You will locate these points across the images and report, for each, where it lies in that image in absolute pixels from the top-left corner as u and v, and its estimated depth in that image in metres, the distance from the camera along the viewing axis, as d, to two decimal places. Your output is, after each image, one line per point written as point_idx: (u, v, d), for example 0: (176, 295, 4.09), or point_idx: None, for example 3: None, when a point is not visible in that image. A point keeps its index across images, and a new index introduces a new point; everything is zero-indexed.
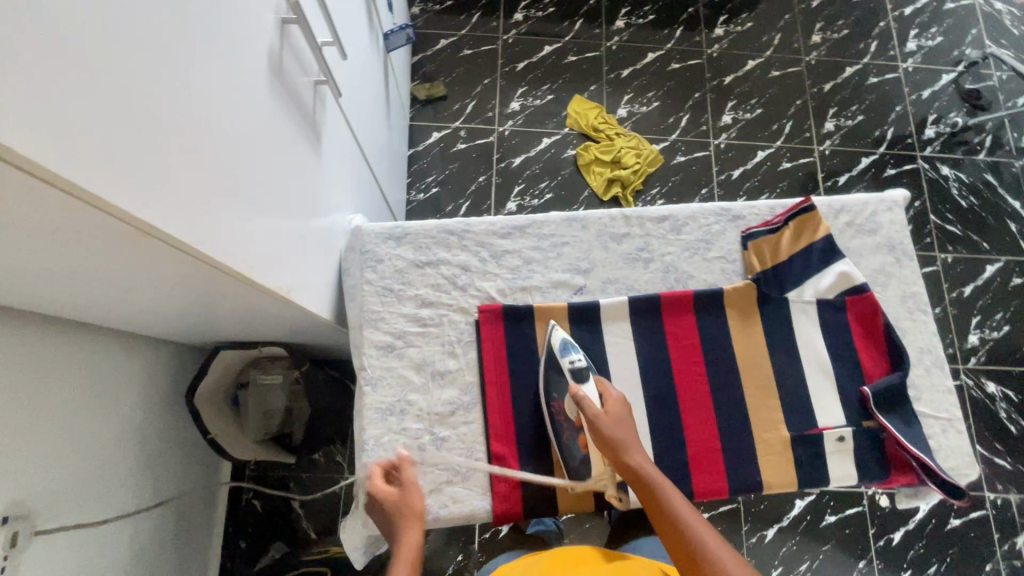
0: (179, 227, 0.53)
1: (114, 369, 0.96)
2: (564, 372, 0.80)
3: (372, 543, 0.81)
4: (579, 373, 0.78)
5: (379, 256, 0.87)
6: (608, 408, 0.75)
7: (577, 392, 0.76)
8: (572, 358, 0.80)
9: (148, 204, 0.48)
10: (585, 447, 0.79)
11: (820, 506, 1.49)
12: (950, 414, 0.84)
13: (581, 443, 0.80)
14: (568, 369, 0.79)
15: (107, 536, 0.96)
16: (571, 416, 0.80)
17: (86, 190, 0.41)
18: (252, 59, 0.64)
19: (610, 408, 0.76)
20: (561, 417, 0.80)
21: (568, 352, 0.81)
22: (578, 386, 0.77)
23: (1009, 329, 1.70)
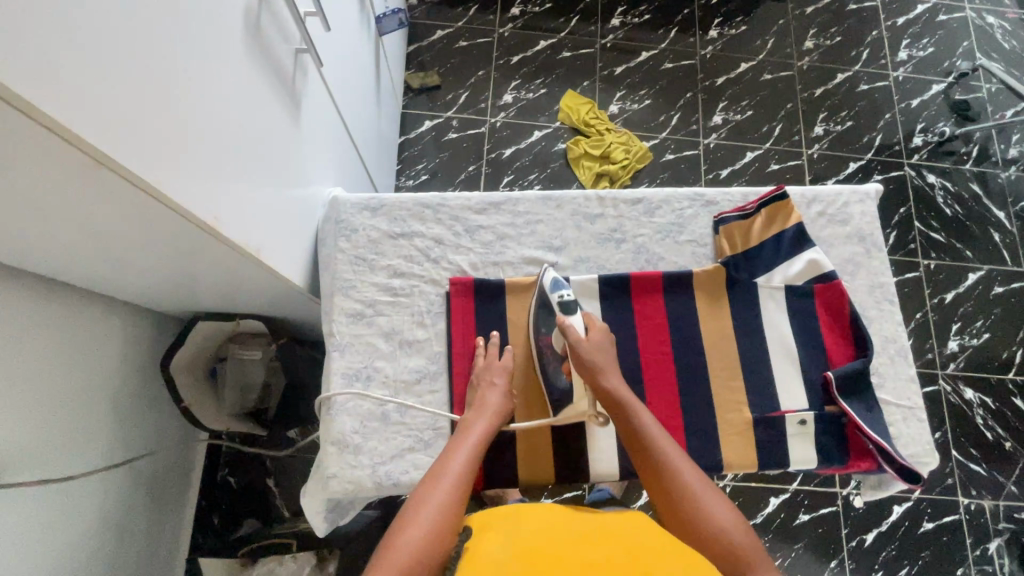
0: (135, 162, 0.53)
1: (92, 332, 0.97)
2: (553, 307, 0.84)
3: (334, 510, 0.81)
4: (568, 306, 0.82)
5: (354, 226, 0.88)
6: (592, 336, 0.81)
7: (565, 322, 0.80)
8: (562, 293, 0.83)
9: (99, 133, 0.48)
10: (569, 375, 0.84)
11: (795, 504, 1.50)
12: (911, 402, 0.85)
13: (565, 372, 0.84)
14: (557, 302, 0.82)
15: (75, 496, 0.96)
16: (557, 348, 0.84)
17: (31, 107, 0.42)
18: (226, 13, 0.65)
19: (594, 336, 0.81)
20: (549, 351, 0.84)
21: (559, 288, 0.84)
22: (565, 317, 0.81)
23: (989, 337, 1.71)
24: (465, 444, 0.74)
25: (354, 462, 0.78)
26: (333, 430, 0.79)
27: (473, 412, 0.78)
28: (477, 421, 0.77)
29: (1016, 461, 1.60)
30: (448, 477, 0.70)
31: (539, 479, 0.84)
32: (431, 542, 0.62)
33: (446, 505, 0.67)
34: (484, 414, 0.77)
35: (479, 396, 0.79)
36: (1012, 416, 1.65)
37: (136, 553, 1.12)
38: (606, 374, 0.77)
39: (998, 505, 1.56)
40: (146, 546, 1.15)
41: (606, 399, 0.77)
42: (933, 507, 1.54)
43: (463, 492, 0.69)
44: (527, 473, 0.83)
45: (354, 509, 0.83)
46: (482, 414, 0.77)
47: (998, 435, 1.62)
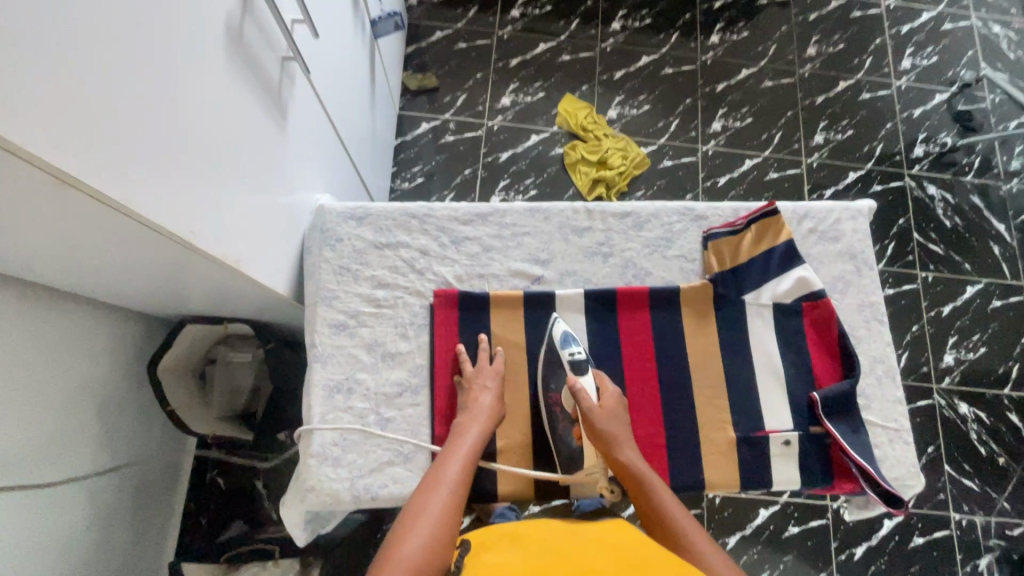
0: (101, 180, 0.52)
1: (79, 336, 0.97)
2: (564, 365, 0.83)
3: (313, 521, 0.81)
4: (579, 365, 0.82)
5: (340, 235, 0.88)
6: (605, 404, 0.80)
7: (576, 385, 0.79)
8: (572, 350, 0.82)
9: (61, 151, 0.48)
10: (579, 439, 0.82)
11: (784, 516, 1.49)
12: (898, 424, 0.84)
13: (575, 435, 0.82)
14: (568, 361, 0.82)
15: (60, 500, 0.96)
16: (567, 408, 0.83)
17: None
18: (207, 25, 0.64)
19: (606, 402, 0.80)
20: (558, 410, 0.83)
21: (569, 345, 0.83)
22: (576, 377, 0.81)
23: (985, 351, 1.70)
24: (459, 451, 0.75)
25: (333, 474, 0.78)
26: (313, 442, 0.79)
27: (465, 418, 0.79)
28: (471, 427, 0.78)
29: (1009, 477, 1.59)
30: (445, 485, 0.71)
31: (515, 493, 0.83)
32: (435, 552, 0.63)
33: (445, 511, 0.68)
34: (477, 420, 0.79)
35: (470, 399, 0.80)
36: (1006, 431, 1.64)
37: (122, 555, 1.12)
38: (621, 447, 0.77)
39: (990, 521, 1.55)
40: (132, 550, 1.15)
41: (622, 472, 0.76)
42: (924, 522, 1.53)
43: (461, 498, 0.71)
44: (505, 487, 0.83)
45: (334, 519, 0.84)
46: (474, 419, 0.79)
47: (991, 450, 1.61)
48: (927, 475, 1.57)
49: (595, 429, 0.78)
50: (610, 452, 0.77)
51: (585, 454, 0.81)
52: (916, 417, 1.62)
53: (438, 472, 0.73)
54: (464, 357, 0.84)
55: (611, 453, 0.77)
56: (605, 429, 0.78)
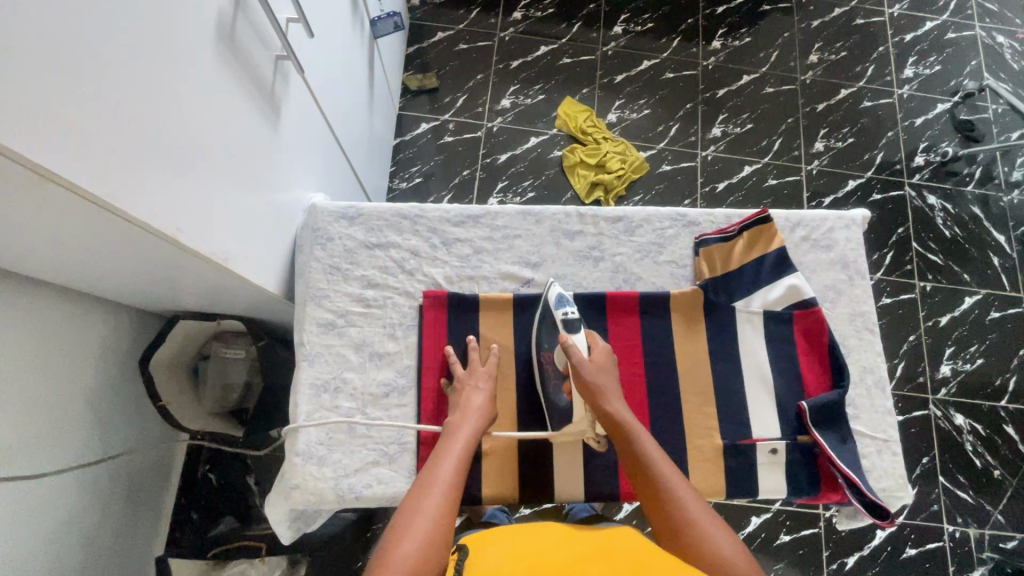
0: (86, 176, 0.52)
1: (72, 329, 0.97)
2: (558, 324, 0.84)
3: (298, 519, 0.82)
4: (570, 324, 0.83)
5: (330, 235, 0.89)
6: (594, 357, 0.80)
7: (567, 340, 0.80)
8: (566, 310, 0.84)
9: (45, 149, 0.48)
10: (569, 395, 0.83)
11: (775, 524, 1.48)
12: (887, 435, 0.84)
13: (566, 391, 0.83)
14: (562, 320, 0.83)
15: (48, 492, 0.96)
16: (559, 364, 0.84)
17: None
18: (196, 23, 0.64)
19: (596, 357, 0.81)
20: (550, 366, 0.84)
21: (563, 305, 0.84)
22: (568, 335, 0.82)
23: (982, 362, 1.69)
24: (452, 450, 0.74)
25: (318, 473, 0.79)
26: (299, 441, 0.80)
27: (458, 416, 0.78)
28: (463, 425, 0.77)
29: (1003, 490, 1.58)
30: (438, 486, 0.70)
31: (499, 496, 0.83)
32: (432, 555, 0.63)
33: (440, 514, 0.67)
34: (469, 417, 0.78)
35: (462, 399, 0.80)
36: (1003, 444, 1.62)
37: (111, 550, 1.12)
38: (608, 398, 0.77)
39: (984, 534, 1.54)
40: (120, 544, 1.14)
41: (609, 423, 0.76)
42: (917, 533, 1.52)
43: (455, 499, 0.70)
44: (490, 490, 0.83)
45: (320, 518, 0.85)
46: (466, 418, 0.78)
47: (987, 462, 1.60)
48: (921, 485, 1.56)
49: (584, 380, 0.78)
50: (597, 402, 0.77)
51: (575, 408, 0.82)
52: (911, 427, 1.61)
53: (431, 472, 0.72)
54: (452, 358, 0.84)
55: (599, 403, 0.76)
56: (593, 380, 0.78)
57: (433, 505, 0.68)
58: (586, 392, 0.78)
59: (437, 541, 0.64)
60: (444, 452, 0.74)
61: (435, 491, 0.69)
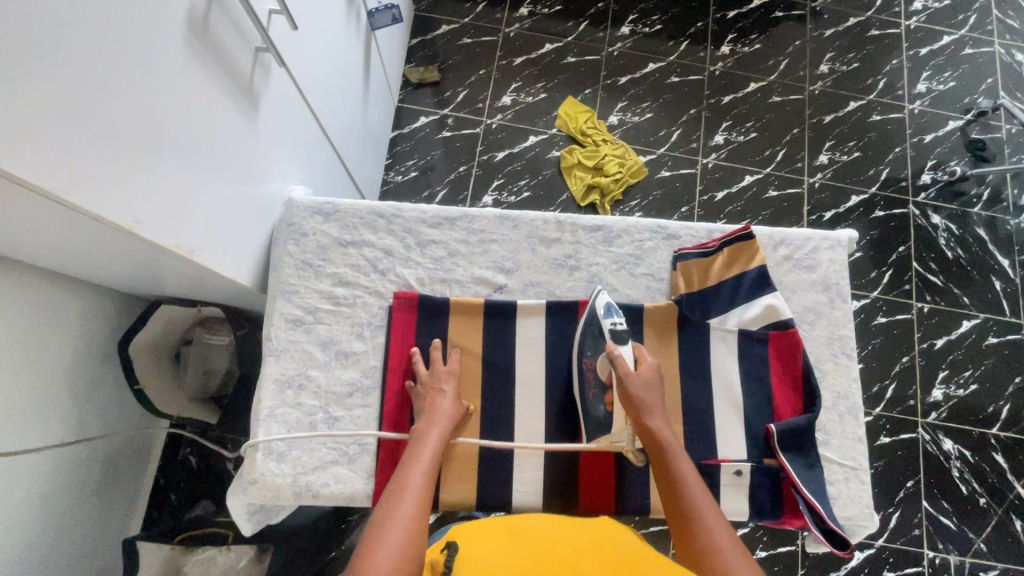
0: (34, 169, 0.51)
1: (45, 316, 0.95)
2: (604, 333, 0.83)
3: (258, 512, 0.83)
4: (618, 334, 0.82)
5: (305, 229, 0.90)
6: (641, 371, 0.80)
7: (614, 351, 0.80)
8: (614, 320, 0.83)
9: None
10: (610, 406, 0.83)
11: (752, 539, 1.47)
12: (855, 462, 0.85)
13: (606, 402, 0.84)
14: (608, 328, 0.82)
15: (24, 470, 0.97)
16: (602, 375, 0.84)
17: None
18: (167, 18, 0.63)
19: (642, 371, 0.81)
20: (592, 375, 0.85)
21: (611, 314, 0.84)
22: (615, 346, 0.81)
23: (976, 388, 1.66)
24: (423, 453, 0.75)
25: (276, 469, 0.80)
26: (259, 434, 0.81)
27: (426, 420, 0.79)
28: (431, 428, 0.78)
29: (988, 519, 1.55)
30: (411, 491, 0.70)
31: (458, 502, 0.83)
32: (411, 553, 0.63)
33: (413, 519, 0.67)
34: (437, 420, 0.79)
35: (428, 403, 0.81)
36: (992, 474, 1.60)
37: (86, 529, 1.13)
38: (651, 415, 0.77)
39: (964, 561, 1.52)
40: (93, 525, 1.15)
41: (652, 447, 0.76)
42: (895, 557, 1.50)
43: (428, 502, 0.70)
44: (448, 496, 0.83)
45: (280, 513, 0.86)
46: (434, 421, 0.78)
47: (973, 489, 1.58)
48: (902, 508, 1.54)
49: (631, 395, 0.78)
50: (640, 419, 0.77)
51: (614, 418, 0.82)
52: (897, 450, 1.59)
53: (403, 477, 0.72)
54: (418, 359, 0.84)
55: (641, 419, 0.77)
56: (638, 394, 0.78)
57: (407, 512, 0.67)
58: (631, 410, 0.78)
59: (412, 548, 0.64)
60: (418, 456, 0.74)
61: (410, 493, 0.70)
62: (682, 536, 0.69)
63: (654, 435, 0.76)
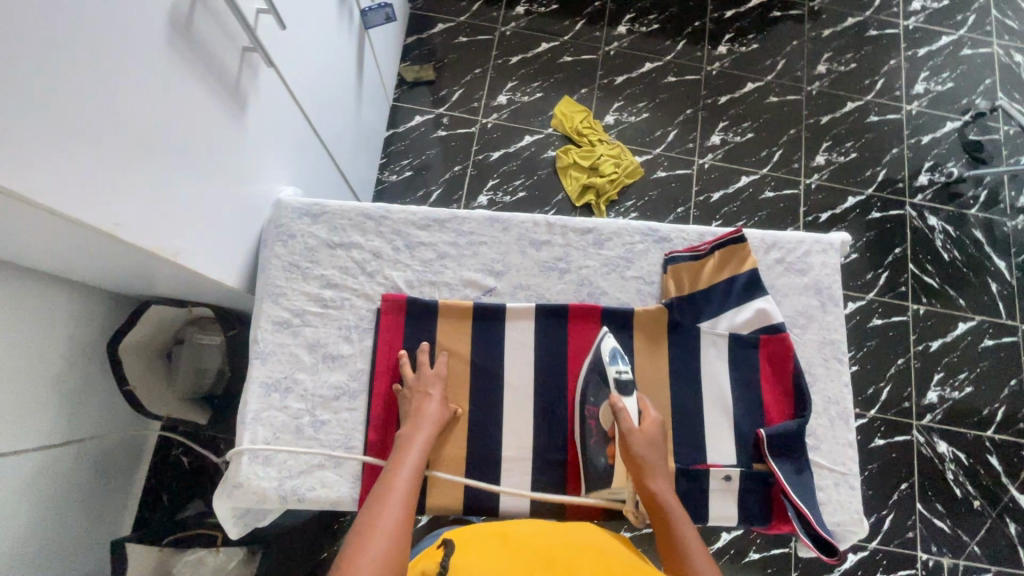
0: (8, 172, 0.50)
1: (35, 317, 0.95)
2: (608, 380, 0.82)
3: (244, 516, 0.83)
4: (624, 385, 0.81)
5: (293, 231, 0.89)
6: (644, 427, 0.78)
7: (618, 404, 0.78)
8: (619, 367, 0.82)
9: None
10: (611, 459, 0.82)
11: (745, 541, 1.46)
12: (845, 468, 0.85)
13: (608, 454, 0.82)
14: (614, 377, 0.81)
15: (15, 471, 0.96)
16: (604, 426, 0.83)
17: None
18: (148, 19, 0.63)
19: (645, 427, 0.79)
20: (594, 426, 0.83)
21: (616, 361, 0.83)
22: (620, 399, 0.79)
23: (971, 391, 1.65)
24: (409, 457, 0.75)
25: (262, 472, 0.80)
26: (245, 438, 0.81)
27: (412, 423, 0.79)
28: (416, 433, 0.78)
29: (981, 521, 1.55)
30: (395, 494, 0.70)
31: (444, 507, 0.83)
32: (395, 557, 0.63)
33: (398, 523, 0.67)
34: (423, 424, 0.79)
35: (414, 406, 0.80)
36: (986, 476, 1.59)
37: (76, 529, 1.13)
38: (654, 477, 0.76)
39: (958, 564, 1.52)
40: (84, 525, 1.15)
41: (649, 503, 0.75)
42: (889, 559, 1.50)
43: (411, 505, 0.70)
44: (434, 500, 0.82)
45: (267, 517, 0.85)
46: (420, 425, 0.78)
47: (967, 492, 1.58)
48: (897, 511, 1.54)
49: (633, 454, 0.76)
50: (643, 482, 0.75)
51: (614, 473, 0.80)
52: (891, 452, 1.59)
53: (388, 480, 0.72)
54: (403, 362, 0.85)
55: (643, 481, 0.75)
56: (641, 454, 0.77)
57: (390, 518, 0.67)
58: (632, 468, 0.76)
59: (394, 554, 0.63)
60: (403, 460, 0.74)
61: (394, 497, 0.70)
62: None
63: (657, 499, 0.74)
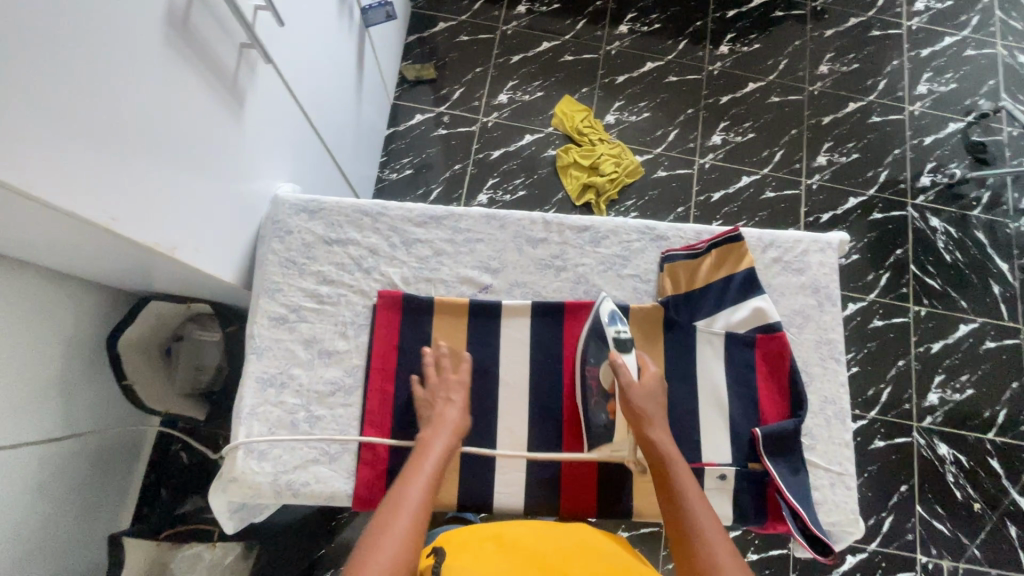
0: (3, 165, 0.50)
1: (34, 312, 0.95)
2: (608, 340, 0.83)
3: (240, 510, 0.83)
4: (623, 342, 0.81)
5: (290, 227, 0.89)
6: (643, 381, 0.80)
7: (617, 359, 0.80)
8: (618, 328, 0.82)
9: None
10: (612, 415, 0.83)
11: (743, 542, 1.46)
12: (841, 468, 0.84)
13: (608, 411, 0.83)
14: (613, 337, 0.82)
15: (13, 463, 0.97)
16: (604, 383, 0.84)
17: None
18: (145, 14, 0.63)
19: (645, 380, 0.81)
20: (593, 384, 0.84)
21: (616, 322, 0.83)
22: (619, 355, 0.81)
23: (972, 393, 1.64)
24: (426, 462, 0.74)
25: (257, 467, 0.80)
26: (241, 433, 0.81)
27: (432, 428, 0.78)
28: (437, 438, 0.77)
29: (982, 524, 1.54)
30: (409, 500, 0.69)
31: (439, 504, 0.82)
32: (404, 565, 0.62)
33: (410, 530, 0.66)
34: (443, 430, 0.78)
35: (436, 412, 0.80)
36: (987, 479, 1.58)
37: (74, 523, 1.13)
38: (653, 425, 0.77)
39: (958, 566, 1.51)
40: (82, 518, 1.16)
41: (648, 450, 0.76)
42: (887, 562, 1.50)
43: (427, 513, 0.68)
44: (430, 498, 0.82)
45: (263, 512, 0.86)
46: (440, 430, 0.78)
47: (967, 494, 1.57)
48: (896, 513, 1.53)
49: (632, 405, 0.78)
50: (641, 429, 0.77)
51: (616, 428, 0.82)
52: (891, 454, 1.58)
53: (403, 485, 0.71)
54: (427, 364, 0.84)
55: (642, 429, 0.77)
56: (641, 403, 0.78)
57: (403, 522, 0.66)
58: (631, 417, 0.78)
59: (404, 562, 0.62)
60: (419, 465, 0.74)
61: (408, 502, 0.69)
62: (677, 535, 0.69)
63: (655, 445, 0.76)
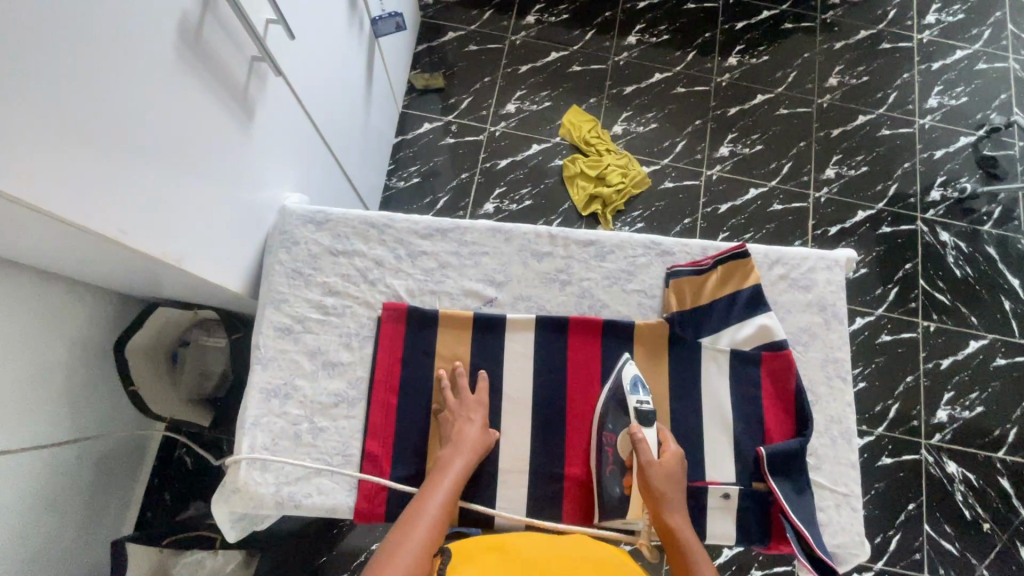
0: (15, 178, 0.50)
1: (43, 318, 0.96)
2: (628, 408, 0.83)
3: (241, 521, 0.83)
4: (644, 413, 0.81)
5: (297, 237, 0.90)
6: (663, 459, 0.79)
7: (638, 433, 0.80)
8: (640, 398, 0.82)
9: None
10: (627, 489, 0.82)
11: (747, 558, 1.44)
12: (847, 489, 0.84)
13: (624, 484, 0.83)
14: (634, 407, 0.82)
15: (20, 468, 0.98)
16: (621, 454, 0.83)
17: None
18: (158, 29, 0.64)
19: (665, 458, 0.80)
20: (609, 453, 0.84)
21: (637, 391, 0.83)
22: (639, 428, 0.80)
23: (982, 410, 1.62)
24: (443, 481, 0.77)
25: (260, 478, 0.80)
26: (245, 443, 0.82)
27: (452, 447, 0.80)
28: (455, 457, 0.79)
29: (990, 545, 1.52)
30: (426, 517, 0.72)
31: None
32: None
33: (424, 545, 0.69)
34: (462, 449, 0.79)
35: (456, 429, 0.81)
36: (996, 499, 1.56)
37: (79, 527, 1.14)
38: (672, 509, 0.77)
39: None
40: (86, 523, 1.16)
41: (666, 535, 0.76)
42: None
43: (441, 529, 0.72)
44: None
45: (265, 522, 0.86)
46: (461, 450, 0.79)
47: (977, 514, 1.54)
48: (903, 531, 1.51)
49: (651, 484, 0.77)
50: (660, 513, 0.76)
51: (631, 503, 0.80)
52: (898, 471, 1.56)
53: (421, 501, 0.74)
54: (445, 383, 0.85)
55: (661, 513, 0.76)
56: (660, 483, 0.78)
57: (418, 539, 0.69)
58: (649, 496, 0.78)
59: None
60: (438, 484, 0.76)
61: (424, 519, 0.72)
62: None
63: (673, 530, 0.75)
